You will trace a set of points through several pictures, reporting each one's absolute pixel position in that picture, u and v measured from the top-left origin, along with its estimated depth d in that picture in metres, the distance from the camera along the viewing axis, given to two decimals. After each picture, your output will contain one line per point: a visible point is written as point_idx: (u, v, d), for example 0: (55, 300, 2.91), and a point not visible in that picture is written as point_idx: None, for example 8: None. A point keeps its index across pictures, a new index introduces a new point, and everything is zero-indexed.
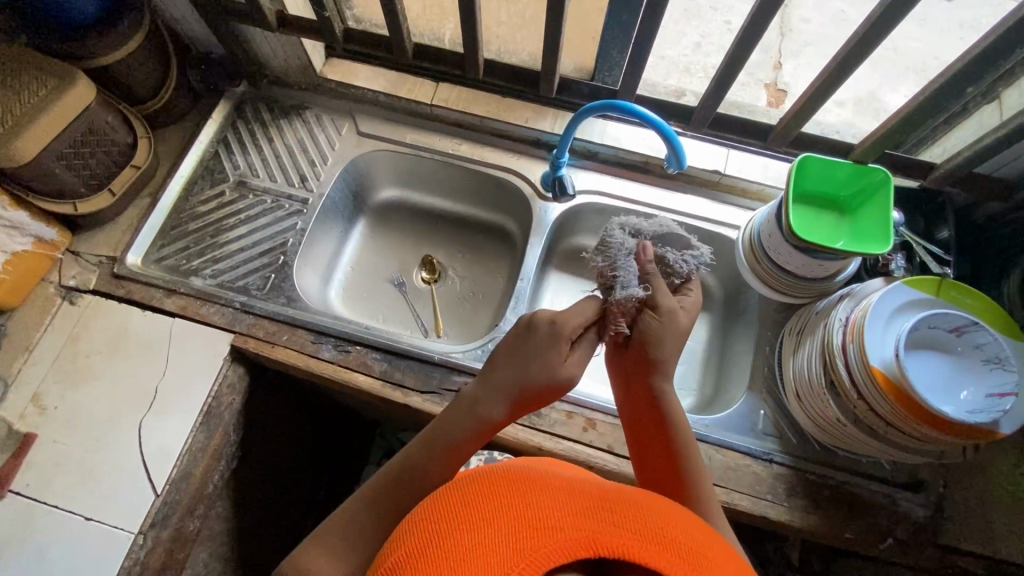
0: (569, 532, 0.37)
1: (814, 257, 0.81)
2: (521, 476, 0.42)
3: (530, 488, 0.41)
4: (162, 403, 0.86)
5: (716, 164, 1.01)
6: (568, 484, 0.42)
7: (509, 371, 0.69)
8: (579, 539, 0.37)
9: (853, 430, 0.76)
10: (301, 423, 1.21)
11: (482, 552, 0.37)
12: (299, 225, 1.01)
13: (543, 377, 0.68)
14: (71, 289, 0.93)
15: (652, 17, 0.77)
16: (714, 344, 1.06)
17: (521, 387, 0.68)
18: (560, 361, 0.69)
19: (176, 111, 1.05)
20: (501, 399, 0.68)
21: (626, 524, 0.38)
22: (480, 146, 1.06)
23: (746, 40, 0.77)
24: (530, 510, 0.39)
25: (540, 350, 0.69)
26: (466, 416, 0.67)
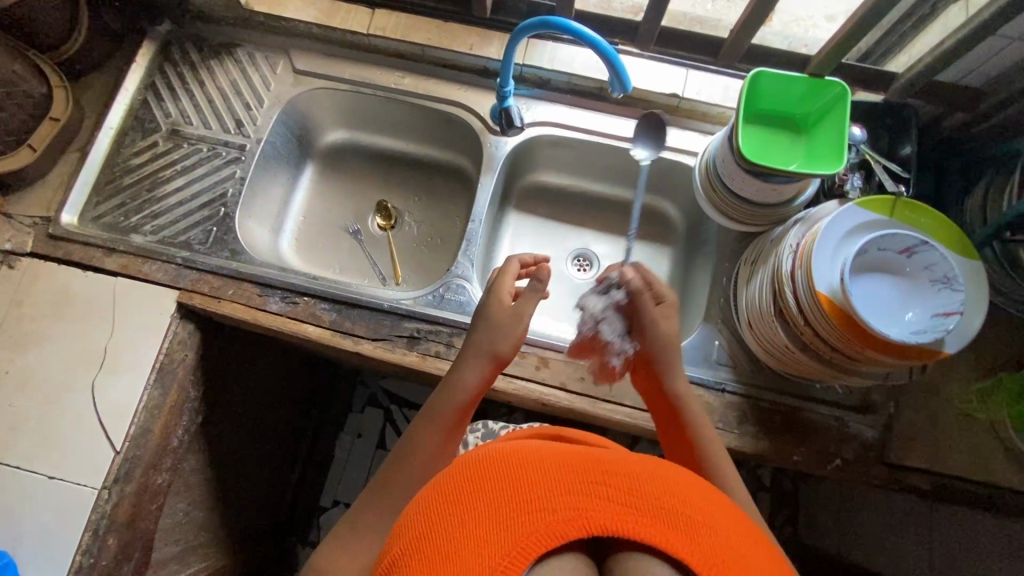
0: (558, 515, 0.37)
1: (767, 182, 0.77)
2: (505, 458, 0.41)
3: (514, 470, 0.39)
4: (113, 363, 0.85)
5: (673, 88, 0.94)
6: (552, 454, 0.41)
7: (482, 338, 0.72)
8: (571, 521, 0.36)
9: (800, 355, 0.75)
10: (275, 376, 1.22)
11: (481, 551, 0.36)
12: (238, 174, 0.96)
13: (510, 335, 0.71)
14: (7, 253, 0.90)
15: None
16: (676, 277, 1.05)
17: (496, 348, 0.71)
18: (520, 316, 0.72)
19: (96, 56, 0.97)
20: (481, 363, 0.70)
21: (615, 496, 0.38)
22: (423, 78, 1.00)
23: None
24: (519, 494, 0.38)
25: (499, 314, 0.72)
26: (448, 396, 0.68)
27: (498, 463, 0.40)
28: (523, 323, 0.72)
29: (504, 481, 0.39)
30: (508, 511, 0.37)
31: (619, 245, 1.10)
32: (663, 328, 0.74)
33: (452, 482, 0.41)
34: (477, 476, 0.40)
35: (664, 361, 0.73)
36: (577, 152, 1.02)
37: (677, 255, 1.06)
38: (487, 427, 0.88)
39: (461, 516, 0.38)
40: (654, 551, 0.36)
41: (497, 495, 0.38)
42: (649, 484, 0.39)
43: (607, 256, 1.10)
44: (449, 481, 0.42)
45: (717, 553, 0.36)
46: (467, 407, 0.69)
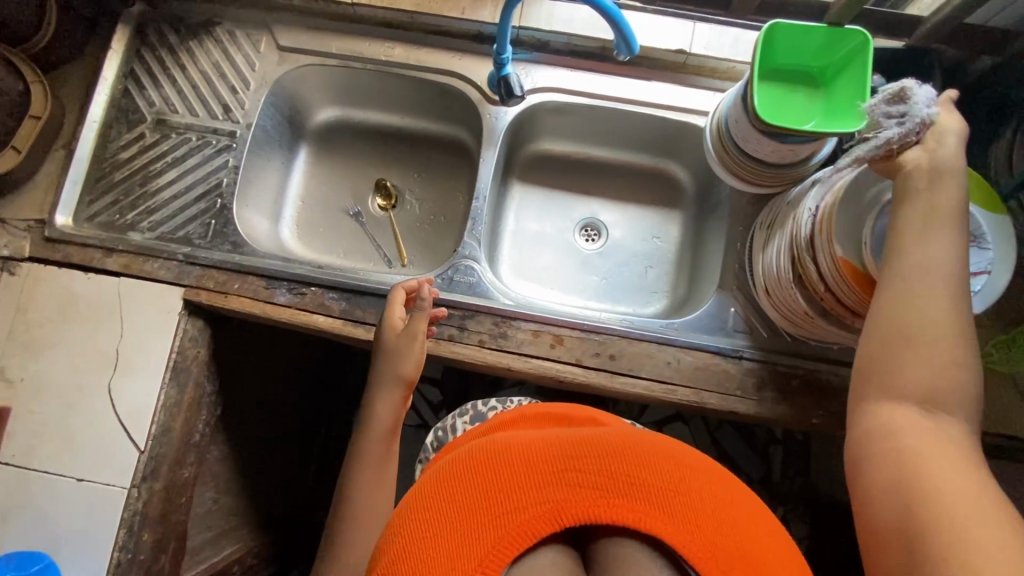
0: (530, 509, 0.40)
1: (781, 142, 0.74)
2: (480, 459, 0.44)
3: (487, 471, 0.42)
4: (127, 364, 0.85)
5: (681, 43, 0.89)
6: (524, 448, 0.44)
7: (385, 370, 0.76)
8: (542, 513, 0.40)
9: (820, 322, 0.74)
10: (289, 362, 1.22)
11: (456, 557, 0.38)
12: (231, 163, 0.93)
13: (407, 362, 0.76)
14: (7, 259, 0.88)
15: None
16: (686, 242, 1.03)
17: (400, 376, 0.76)
18: (412, 343, 0.76)
19: (70, 45, 0.92)
20: (389, 393, 0.75)
21: (584, 480, 0.41)
22: (414, 47, 0.94)
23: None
24: (493, 493, 0.41)
25: (393, 346, 0.77)
26: (373, 429, 0.74)
27: (472, 470, 0.43)
28: (419, 343, 0.76)
29: (482, 487, 0.41)
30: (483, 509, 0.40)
31: (627, 212, 1.07)
32: (946, 144, 0.56)
33: (423, 499, 0.43)
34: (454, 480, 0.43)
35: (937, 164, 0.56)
36: (581, 118, 0.98)
37: (687, 220, 1.04)
38: (475, 409, 0.90)
39: (435, 527, 0.40)
40: (627, 530, 0.39)
41: (472, 501, 0.41)
42: (617, 462, 0.42)
43: (615, 224, 1.07)
44: (423, 492, 0.44)
45: (689, 518, 0.39)
46: (390, 431, 0.75)
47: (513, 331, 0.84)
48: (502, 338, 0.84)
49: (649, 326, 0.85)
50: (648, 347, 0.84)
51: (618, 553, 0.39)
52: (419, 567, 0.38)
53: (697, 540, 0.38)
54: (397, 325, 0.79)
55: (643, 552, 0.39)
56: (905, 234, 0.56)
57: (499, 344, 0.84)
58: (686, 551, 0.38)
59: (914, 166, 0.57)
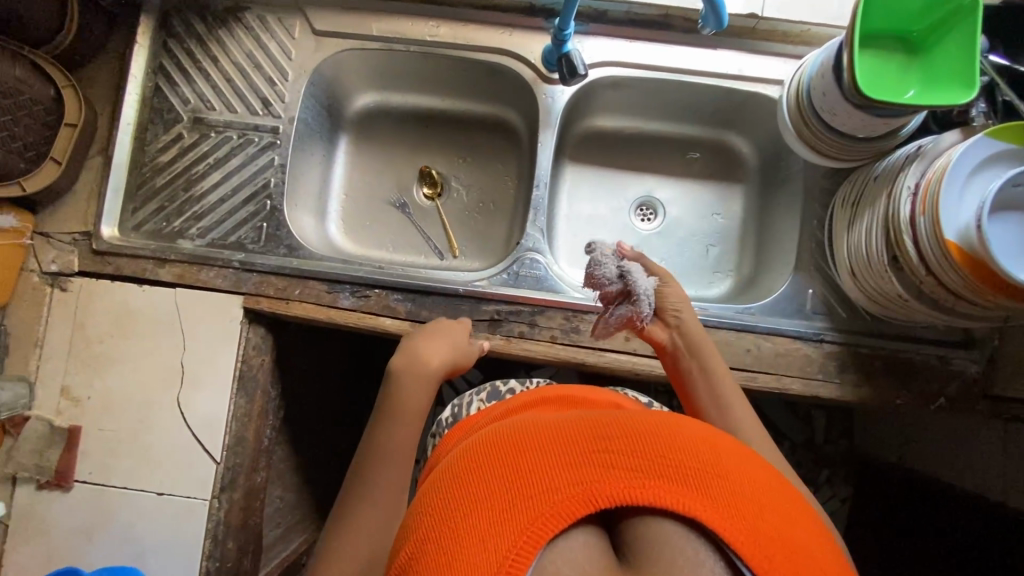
0: (563, 488, 0.36)
1: (873, 115, 0.69)
2: (509, 441, 0.41)
3: (515, 451, 0.39)
4: (193, 377, 0.84)
5: (752, 6, 0.82)
6: (554, 430, 0.41)
7: (441, 343, 0.75)
8: (577, 495, 0.36)
9: (914, 304, 0.71)
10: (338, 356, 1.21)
11: (480, 544, 0.34)
12: (277, 161, 0.89)
13: (464, 349, 0.76)
14: (56, 275, 0.85)
15: None
16: (748, 219, 0.99)
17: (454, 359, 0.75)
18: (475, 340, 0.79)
19: (92, 42, 0.86)
20: (440, 367, 0.74)
21: (619, 461, 0.37)
22: (460, 25, 0.88)
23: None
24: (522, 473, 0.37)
25: (456, 330, 0.78)
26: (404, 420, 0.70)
27: (497, 454, 0.40)
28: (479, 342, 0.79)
29: (506, 469, 0.38)
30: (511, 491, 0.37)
31: (683, 189, 1.03)
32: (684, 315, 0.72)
33: (443, 487, 0.40)
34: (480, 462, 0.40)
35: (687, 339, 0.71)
36: (638, 92, 0.93)
37: (749, 195, 1.00)
38: (492, 387, 0.83)
39: (456, 515, 0.36)
40: (666, 513, 0.35)
41: (496, 484, 0.37)
42: (653, 444, 0.38)
43: (671, 202, 1.03)
44: (443, 482, 0.41)
45: (730, 502, 0.35)
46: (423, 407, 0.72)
47: (586, 325, 0.82)
48: (576, 332, 0.82)
49: (725, 313, 0.83)
50: (726, 335, 0.82)
51: (653, 540, 0.35)
52: (440, 559, 0.34)
53: (740, 523, 0.34)
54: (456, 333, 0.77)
55: (683, 539, 0.34)
56: (695, 374, 0.68)
57: (573, 339, 0.82)
58: (729, 535, 0.34)
59: (671, 342, 0.72)
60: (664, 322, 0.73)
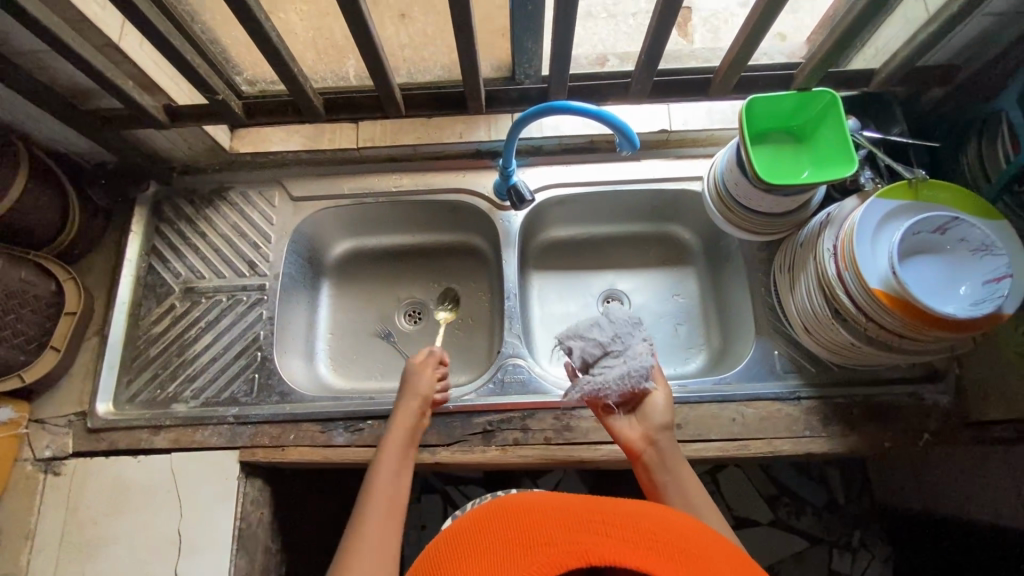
0: (563, 544, 0.42)
1: (783, 194, 0.80)
2: (520, 502, 0.47)
3: (528, 514, 0.45)
4: (191, 545, 0.82)
5: (661, 124, 0.97)
6: (560, 501, 0.47)
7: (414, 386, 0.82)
8: (572, 551, 0.41)
9: (867, 348, 0.78)
10: None
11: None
12: (265, 314, 0.95)
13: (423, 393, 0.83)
14: (50, 460, 0.86)
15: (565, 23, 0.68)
16: (707, 294, 1.07)
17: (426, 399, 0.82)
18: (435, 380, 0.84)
19: (90, 237, 0.96)
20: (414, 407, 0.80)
21: (615, 534, 0.42)
22: (420, 174, 1.01)
23: (655, 49, 0.71)
24: (528, 542, 0.43)
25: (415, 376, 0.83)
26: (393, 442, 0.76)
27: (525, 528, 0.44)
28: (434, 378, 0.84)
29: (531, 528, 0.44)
30: (521, 547, 0.43)
31: (642, 278, 1.11)
32: (661, 435, 0.71)
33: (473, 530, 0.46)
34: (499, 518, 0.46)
35: (663, 456, 0.69)
36: (583, 204, 1.04)
37: (701, 273, 1.08)
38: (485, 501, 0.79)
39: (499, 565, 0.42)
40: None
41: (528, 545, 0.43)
42: (644, 521, 0.44)
43: (634, 290, 1.10)
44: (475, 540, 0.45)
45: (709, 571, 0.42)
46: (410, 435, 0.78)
47: (576, 422, 0.85)
48: (568, 431, 0.84)
49: (705, 387, 0.87)
50: (710, 408, 0.85)
51: None
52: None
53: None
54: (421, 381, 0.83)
55: None
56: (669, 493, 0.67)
57: (565, 438, 0.84)
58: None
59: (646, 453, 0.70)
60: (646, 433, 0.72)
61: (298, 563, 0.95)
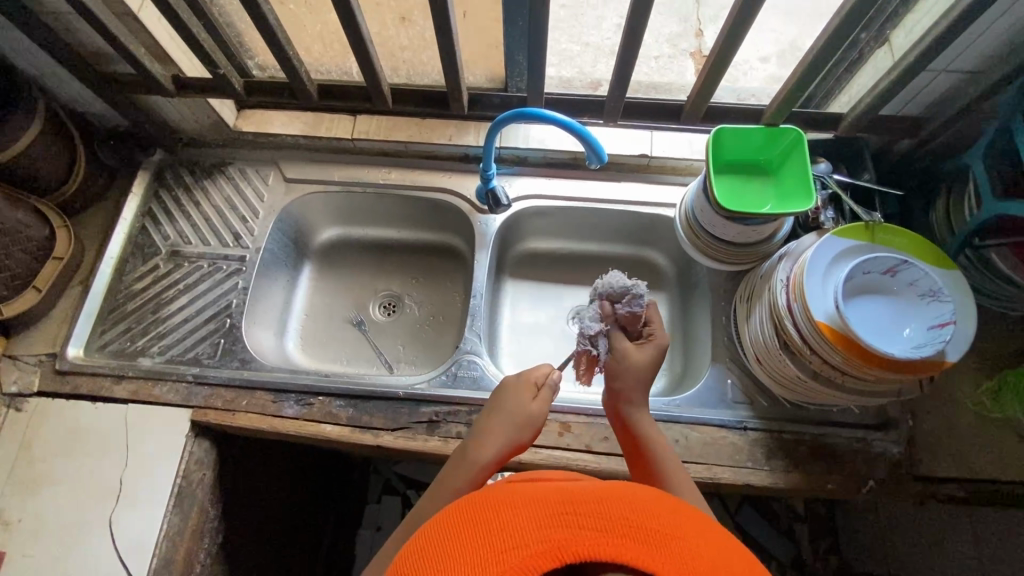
0: (533, 547, 0.37)
1: (745, 224, 0.82)
2: (481, 505, 0.42)
3: (491, 518, 0.40)
4: (130, 494, 0.83)
5: (643, 149, 1.01)
6: (524, 495, 0.42)
7: (502, 413, 0.71)
8: (545, 551, 0.36)
9: (813, 384, 0.78)
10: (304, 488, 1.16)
11: None
12: (240, 284, 0.99)
13: (521, 423, 0.71)
14: (14, 395, 0.90)
15: (540, 36, 0.72)
16: (676, 321, 1.07)
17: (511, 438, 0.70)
18: (531, 411, 0.71)
19: (92, 192, 1.02)
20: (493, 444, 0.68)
21: (586, 523, 0.38)
22: (409, 171, 1.06)
23: (625, 70, 0.75)
24: (495, 550, 0.38)
25: (512, 398, 0.72)
26: (460, 469, 0.68)
27: (487, 515, 0.41)
28: (539, 411, 0.72)
29: (497, 521, 0.40)
30: (489, 556, 0.38)
31: None
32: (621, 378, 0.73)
33: (442, 531, 0.42)
34: (463, 528, 0.41)
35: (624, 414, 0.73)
36: (564, 218, 1.07)
37: (673, 300, 1.09)
38: None
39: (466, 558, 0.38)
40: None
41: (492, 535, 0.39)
42: (617, 505, 0.40)
43: None
44: (446, 534, 0.41)
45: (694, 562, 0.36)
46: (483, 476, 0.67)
47: None
48: None
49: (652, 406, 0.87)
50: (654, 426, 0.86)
51: None
52: None
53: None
54: (517, 404, 0.72)
55: None
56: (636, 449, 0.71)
57: None
58: None
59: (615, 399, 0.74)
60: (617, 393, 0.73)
61: (234, 534, 0.96)
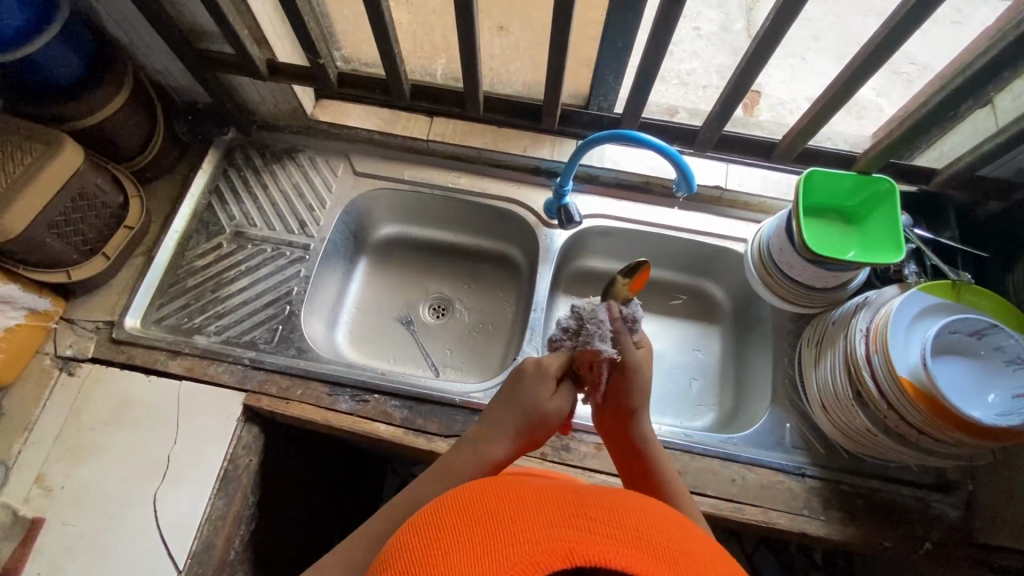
0: (544, 543, 0.35)
1: (826, 270, 0.81)
2: (486, 487, 0.40)
3: (498, 507, 0.38)
4: (176, 472, 0.82)
5: (717, 180, 1.01)
6: (532, 489, 0.40)
7: (518, 400, 0.66)
8: (550, 548, 0.35)
9: (883, 439, 0.76)
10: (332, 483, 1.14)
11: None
12: (302, 273, 0.99)
13: (533, 414, 0.66)
14: (68, 359, 0.89)
15: (653, 57, 0.74)
16: (727, 356, 1.06)
17: (524, 427, 0.65)
18: (547, 399, 0.66)
19: (164, 164, 1.02)
20: (505, 437, 0.65)
21: (597, 527, 0.37)
22: (479, 178, 1.06)
23: (732, 99, 0.77)
24: (501, 538, 0.36)
25: (530, 385, 0.66)
26: (470, 457, 0.64)
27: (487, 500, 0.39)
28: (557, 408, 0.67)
29: (501, 507, 0.38)
30: (490, 543, 0.36)
31: (667, 325, 1.10)
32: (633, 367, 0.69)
33: (439, 508, 0.40)
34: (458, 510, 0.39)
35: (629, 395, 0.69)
36: (627, 240, 1.06)
37: (726, 335, 1.07)
38: None
39: (464, 543, 0.36)
40: None
41: (496, 525, 0.37)
42: (628, 515, 0.38)
43: (656, 336, 1.09)
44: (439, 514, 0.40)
45: None
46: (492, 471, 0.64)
47: (576, 444, 0.85)
48: (565, 451, 0.84)
49: (708, 441, 0.86)
50: (710, 462, 0.85)
51: None
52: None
53: None
54: (530, 393, 0.66)
55: None
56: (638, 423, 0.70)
57: (562, 457, 0.84)
58: None
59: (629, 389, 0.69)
60: (623, 416, 0.70)
61: (268, 526, 0.94)
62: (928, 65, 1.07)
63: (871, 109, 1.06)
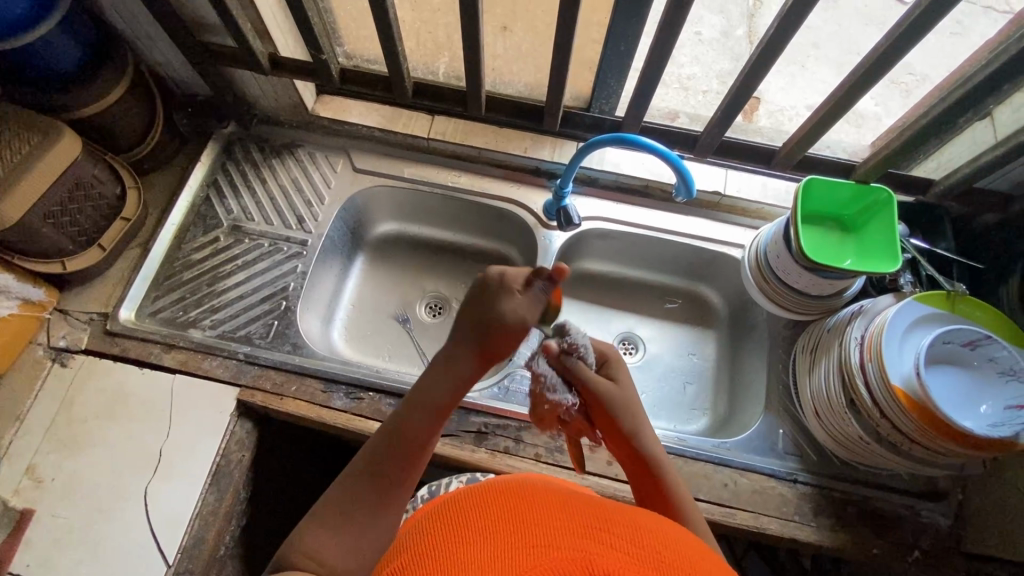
0: (563, 551, 0.35)
1: (822, 277, 0.81)
2: (513, 494, 0.41)
3: (523, 514, 0.39)
4: (168, 466, 0.82)
5: (716, 185, 1.02)
6: (561, 504, 0.41)
7: (478, 312, 0.61)
8: (570, 556, 0.35)
9: (875, 447, 0.77)
10: None
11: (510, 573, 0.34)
12: (299, 268, 0.99)
13: (495, 324, 0.60)
14: (62, 350, 0.88)
15: (656, 63, 0.74)
16: (722, 361, 1.06)
17: (486, 339, 0.60)
18: (508, 309, 0.59)
19: (163, 156, 1.01)
20: (471, 351, 0.61)
21: (619, 544, 0.36)
22: (479, 177, 1.06)
23: (736, 102, 0.77)
24: (523, 542, 0.36)
25: (492, 297, 0.60)
26: (436, 372, 0.62)
27: (512, 507, 0.40)
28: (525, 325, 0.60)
29: (525, 516, 0.39)
30: (510, 546, 0.36)
31: (662, 329, 1.10)
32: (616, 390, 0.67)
33: (465, 508, 0.41)
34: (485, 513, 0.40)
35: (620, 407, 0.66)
36: (625, 243, 1.06)
37: (721, 340, 1.08)
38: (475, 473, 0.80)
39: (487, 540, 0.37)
40: None
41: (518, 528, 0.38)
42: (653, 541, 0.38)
43: (652, 339, 1.09)
44: (464, 515, 0.41)
45: None
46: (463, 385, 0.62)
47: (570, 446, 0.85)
48: (559, 452, 0.84)
49: (702, 446, 0.87)
50: (703, 467, 0.85)
51: None
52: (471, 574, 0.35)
53: None
54: (488, 306, 0.60)
55: None
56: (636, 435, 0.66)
57: (556, 458, 0.84)
58: None
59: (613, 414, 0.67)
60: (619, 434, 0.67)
61: (259, 521, 0.94)
62: (926, 76, 1.07)
63: (869, 118, 1.08)
